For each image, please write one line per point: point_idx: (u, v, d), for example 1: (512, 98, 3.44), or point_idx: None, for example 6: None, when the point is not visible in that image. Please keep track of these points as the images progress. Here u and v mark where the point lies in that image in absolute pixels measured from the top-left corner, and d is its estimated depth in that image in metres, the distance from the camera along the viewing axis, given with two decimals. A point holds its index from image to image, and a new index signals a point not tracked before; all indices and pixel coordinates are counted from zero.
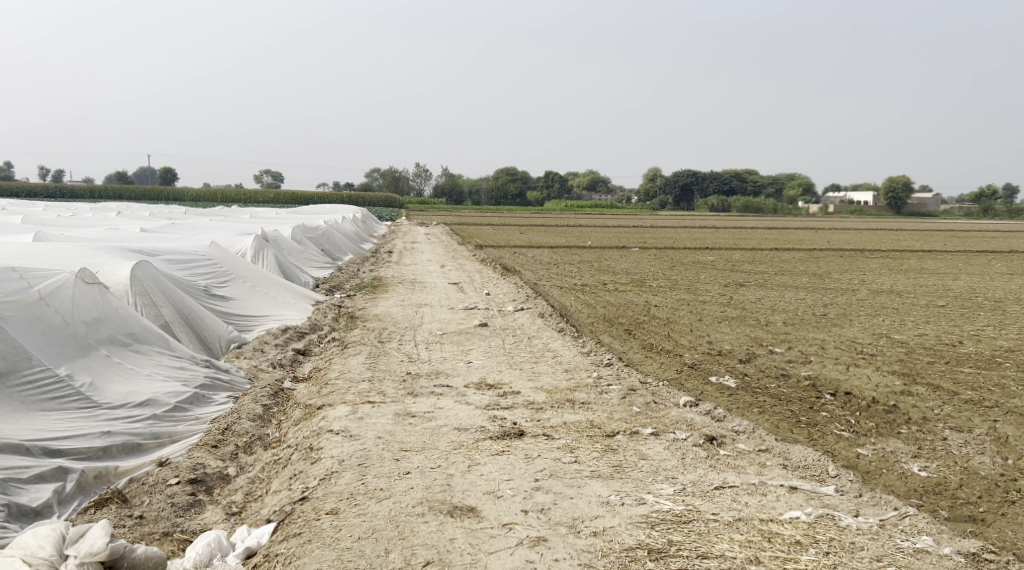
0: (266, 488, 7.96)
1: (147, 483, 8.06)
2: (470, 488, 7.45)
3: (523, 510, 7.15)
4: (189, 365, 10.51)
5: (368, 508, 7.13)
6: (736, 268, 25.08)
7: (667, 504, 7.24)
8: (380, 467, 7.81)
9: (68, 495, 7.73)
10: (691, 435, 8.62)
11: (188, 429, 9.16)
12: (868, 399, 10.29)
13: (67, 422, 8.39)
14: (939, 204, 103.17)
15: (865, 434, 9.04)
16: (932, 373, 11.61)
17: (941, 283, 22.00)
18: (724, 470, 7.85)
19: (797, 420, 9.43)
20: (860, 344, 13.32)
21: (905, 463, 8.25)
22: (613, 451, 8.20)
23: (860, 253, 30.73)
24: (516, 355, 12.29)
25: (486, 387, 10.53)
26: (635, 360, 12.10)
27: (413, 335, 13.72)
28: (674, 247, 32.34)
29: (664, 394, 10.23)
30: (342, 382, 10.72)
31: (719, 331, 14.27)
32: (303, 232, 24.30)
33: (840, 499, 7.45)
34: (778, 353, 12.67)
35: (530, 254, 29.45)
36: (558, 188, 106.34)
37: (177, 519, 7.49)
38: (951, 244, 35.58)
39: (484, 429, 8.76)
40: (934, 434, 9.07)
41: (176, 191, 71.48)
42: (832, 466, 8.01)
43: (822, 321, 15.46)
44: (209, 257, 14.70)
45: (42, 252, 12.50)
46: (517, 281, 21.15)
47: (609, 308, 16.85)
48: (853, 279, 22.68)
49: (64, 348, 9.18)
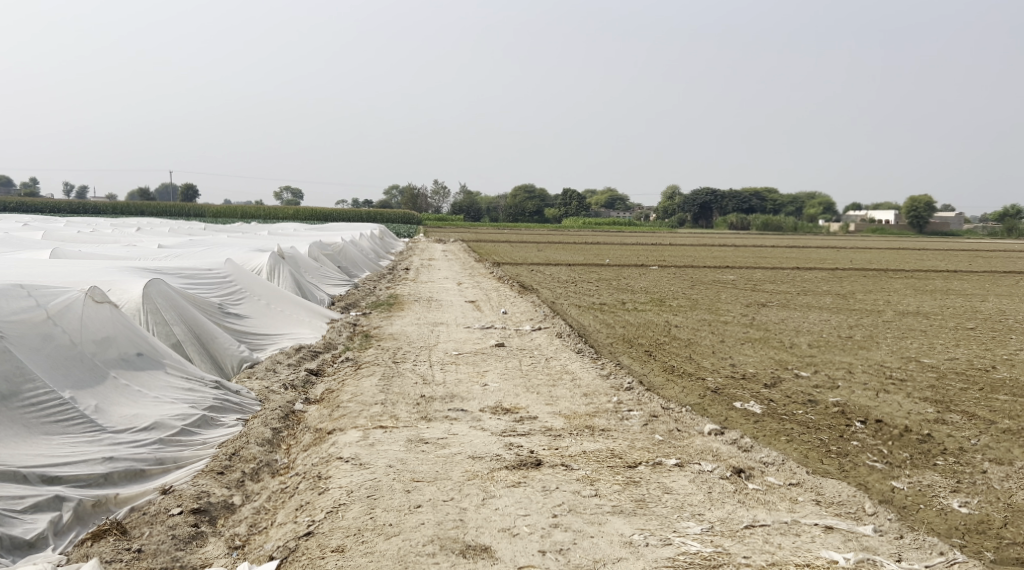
0: (271, 519, 7.61)
1: (148, 513, 7.73)
2: (484, 524, 7.08)
3: (541, 550, 6.77)
4: (199, 386, 10.18)
5: (376, 545, 6.79)
6: (758, 287, 24.63)
7: (695, 545, 6.85)
8: (391, 499, 7.45)
9: (65, 525, 7.42)
10: (717, 467, 8.22)
11: (195, 455, 8.83)
12: (900, 428, 9.84)
13: (68, 447, 8.08)
14: (960, 221, 102.31)
15: (899, 466, 8.61)
16: (966, 401, 11.14)
17: (969, 305, 21.41)
18: (755, 507, 7.44)
19: (827, 449, 9.02)
20: (889, 369, 12.86)
21: (944, 498, 7.82)
22: (635, 485, 7.81)
23: (884, 272, 30.15)
24: (533, 378, 11.89)
25: (503, 411, 10.16)
26: (656, 384, 11.67)
27: (428, 356, 13.36)
28: (694, 267, 31.85)
29: (687, 421, 9.80)
30: (354, 405, 10.36)
31: (742, 353, 13.87)
32: (319, 250, 24.01)
33: (880, 540, 7.03)
34: (804, 377, 12.22)
35: (549, 272, 29.00)
36: (576, 206, 105.69)
37: (177, 553, 7.18)
38: (976, 264, 34.93)
39: (500, 457, 8.39)
40: (974, 466, 8.65)
41: (197, 207, 71.68)
42: (869, 502, 7.58)
43: (849, 344, 14.96)
44: (222, 273, 14.41)
45: (54, 270, 12.24)
46: (535, 299, 20.77)
47: (629, 329, 16.41)
48: (880, 299, 22.12)
49: (70, 368, 8.88)
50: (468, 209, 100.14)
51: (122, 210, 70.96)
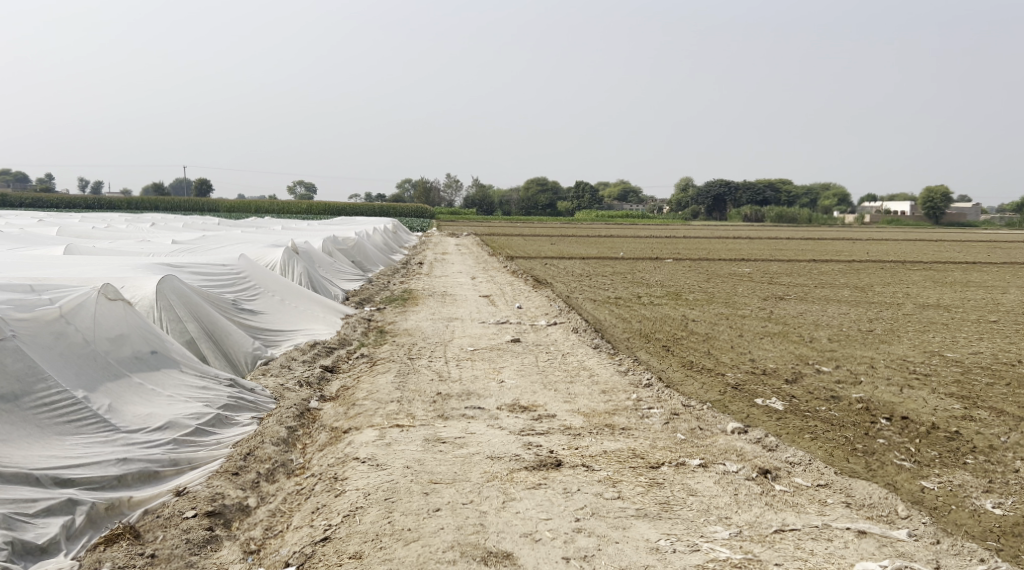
0: (286, 522, 7.47)
1: (162, 517, 7.60)
2: (506, 530, 6.92)
3: (564, 557, 6.61)
4: (213, 383, 10.03)
5: (395, 552, 6.64)
6: (775, 280, 24.41)
7: (724, 551, 6.68)
8: (409, 502, 7.30)
9: (77, 530, 7.28)
10: (743, 467, 8.03)
11: (210, 455, 8.70)
12: (927, 425, 9.61)
13: (81, 448, 7.96)
14: (977, 211, 101.38)
15: (929, 465, 8.39)
16: (993, 397, 10.90)
17: (989, 296, 21.12)
18: (783, 510, 7.26)
19: (853, 448, 8.81)
20: (912, 363, 12.61)
21: (977, 499, 7.62)
22: (659, 487, 7.63)
23: (903, 264, 29.80)
24: (550, 374, 11.73)
25: (521, 409, 9.98)
26: (675, 380, 11.48)
27: (443, 352, 13.20)
28: (710, 259, 31.59)
29: (709, 419, 9.60)
30: (369, 403, 10.21)
31: (761, 348, 13.61)
32: (333, 244, 23.85)
33: (915, 545, 6.84)
34: (826, 373, 11.99)
35: (563, 265, 28.81)
36: (589, 199, 105.36)
37: (192, 559, 7.05)
38: (996, 256, 34.46)
39: (519, 457, 8.23)
40: (1005, 465, 8.42)
41: (211, 203, 71.88)
42: (902, 504, 7.37)
43: (871, 338, 14.73)
44: (236, 269, 14.26)
45: (68, 267, 12.11)
46: (549, 293, 20.63)
47: (645, 323, 16.19)
48: (899, 292, 21.86)
49: (84, 368, 8.75)
50: (480, 202, 99.85)
51: (136, 206, 71.20)
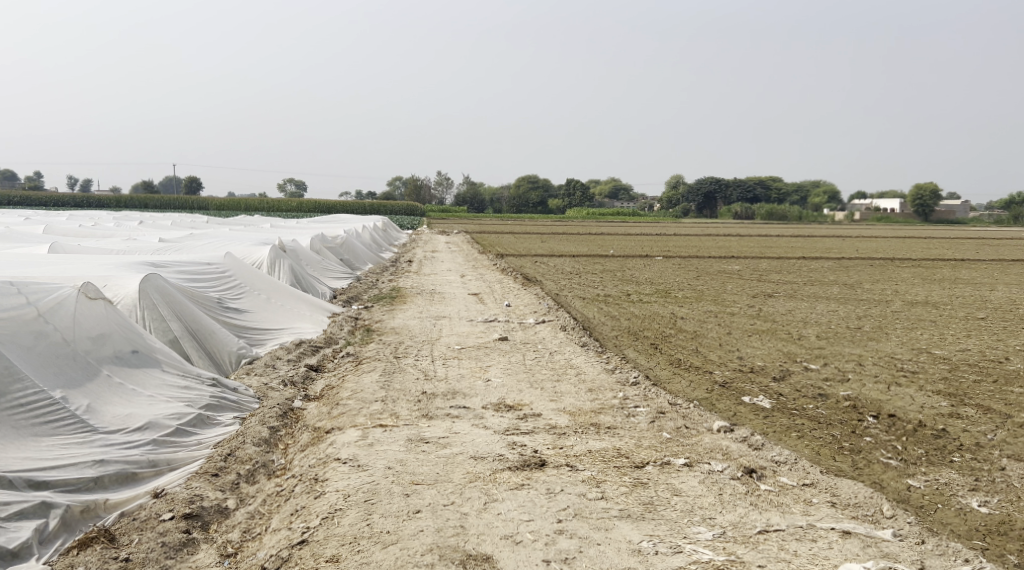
0: (265, 524, 7.37)
1: (138, 519, 7.48)
2: (486, 532, 6.83)
3: (545, 559, 6.52)
4: (195, 383, 9.91)
5: (372, 555, 6.54)
6: (764, 277, 24.36)
7: (706, 553, 6.59)
8: (389, 504, 7.20)
9: (51, 533, 7.16)
10: (729, 466, 7.95)
11: (189, 456, 8.58)
12: (914, 423, 9.55)
13: (57, 450, 7.83)
14: (966, 209, 101.52)
15: (915, 463, 8.32)
16: (980, 394, 10.84)
17: (978, 293, 21.09)
18: (767, 510, 7.18)
19: (840, 446, 8.74)
20: (900, 361, 12.56)
21: (962, 498, 7.55)
22: (643, 487, 7.55)
23: (893, 261, 29.75)
24: (537, 372, 11.64)
25: (506, 409, 9.89)
26: (662, 378, 11.40)
27: (430, 350, 13.09)
28: (699, 256, 31.54)
29: (696, 418, 9.51)
30: (353, 403, 10.10)
31: (749, 345, 13.54)
32: (321, 241, 23.73)
33: (900, 546, 6.77)
34: (813, 370, 11.92)
35: (553, 263, 28.70)
36: (580, 197, 105.18)
37: (167, 562, 6.94)
38: (988, 253, 34.26)
39: (503, 457, 8.13)
40: (991, 463, 8.36)
41: (201, 201, 71.48)
42: (887, 504, 7.31)
43: (859, 335, 14.67)
44: (221, 267, 14.12)
45: (50, 266, 11.96)
46: (539, 291, 20.52)
47: (634, 321, 16.10)
48: (887, 289, 21.82)
49: (62, 367, 8.62)
50: (471, 200, 99.68)
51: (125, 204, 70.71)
